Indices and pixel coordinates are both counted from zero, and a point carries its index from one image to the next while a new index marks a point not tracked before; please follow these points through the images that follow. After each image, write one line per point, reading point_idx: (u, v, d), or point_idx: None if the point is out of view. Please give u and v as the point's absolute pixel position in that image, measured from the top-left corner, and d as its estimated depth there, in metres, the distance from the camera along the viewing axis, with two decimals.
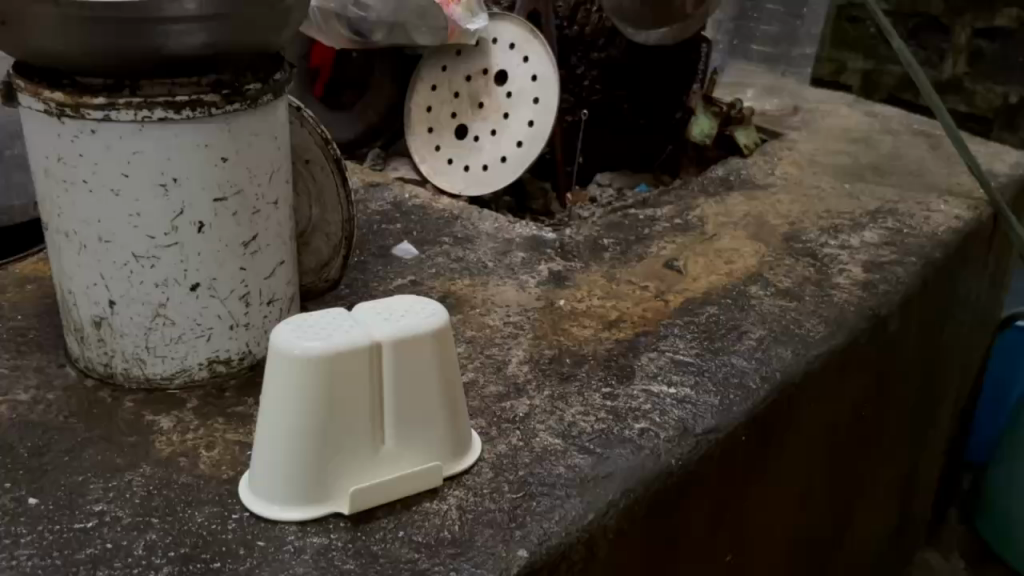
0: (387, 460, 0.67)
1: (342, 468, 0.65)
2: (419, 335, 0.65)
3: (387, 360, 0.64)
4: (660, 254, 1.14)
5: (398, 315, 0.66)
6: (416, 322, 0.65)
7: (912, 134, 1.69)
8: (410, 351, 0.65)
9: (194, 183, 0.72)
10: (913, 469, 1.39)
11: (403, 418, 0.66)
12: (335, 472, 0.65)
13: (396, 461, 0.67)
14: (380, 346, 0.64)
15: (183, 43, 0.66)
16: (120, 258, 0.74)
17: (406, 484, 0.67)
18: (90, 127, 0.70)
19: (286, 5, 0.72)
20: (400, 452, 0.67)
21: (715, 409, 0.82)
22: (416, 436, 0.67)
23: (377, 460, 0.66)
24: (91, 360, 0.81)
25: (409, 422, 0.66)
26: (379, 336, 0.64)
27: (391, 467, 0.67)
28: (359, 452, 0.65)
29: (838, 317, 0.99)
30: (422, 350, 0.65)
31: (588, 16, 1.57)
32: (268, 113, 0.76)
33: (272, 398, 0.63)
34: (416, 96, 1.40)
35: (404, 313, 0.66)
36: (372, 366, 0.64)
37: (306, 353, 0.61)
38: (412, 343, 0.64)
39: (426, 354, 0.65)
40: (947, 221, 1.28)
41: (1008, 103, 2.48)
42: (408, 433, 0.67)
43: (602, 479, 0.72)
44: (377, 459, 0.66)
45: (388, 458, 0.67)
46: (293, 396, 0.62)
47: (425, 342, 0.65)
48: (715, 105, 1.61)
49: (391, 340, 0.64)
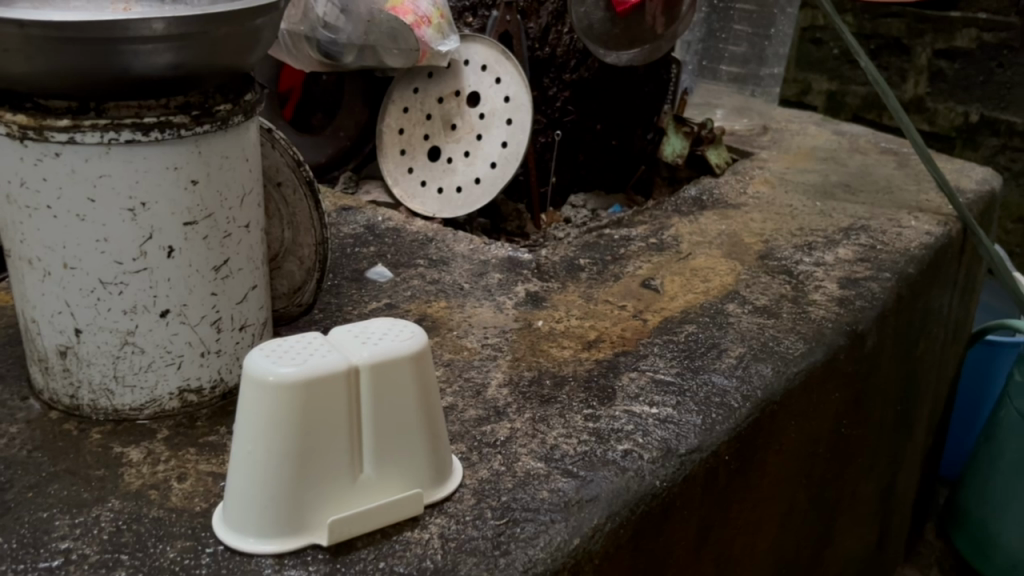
0: (365, 488, 0.65)
1: (320, 498, 0.63)
2: (398, 358, 0.63)
3: (365, 385, 0.62)
4: (636, 273, 1.13)
5: (376, 338, 0.64)
6: (395, 345, 0.63)
7: (880, 153, 1.71)
8: (390, 374, 0.63)
9: (163, 206, 0.70)
10: (892, 483, 1.39)
11: (382, 445, 0.64)
12: (313, 501, 0.63)
13: (376, 488, 0.65)
14: (358, 371, 0.62)
15: (151, 63, 0.64)
16: (86, 285, 0.72)
17: (388, 514, 0.65)
18: (55, 150, 0.68)
19: (256, 25, 0.70)
20: (380, 479, 0.65)
21: (698, 428, 0.81)
22: (395, 463, 0.65)
23: (355, 489, 0.64)
24: (56, 391, 0.78)
25: (388, 449, 0.64)
26: (356, 360, 0.62)
27: (371, 494, 0.65)
28: (336, 481, 0.63)
29: (816, 334, 0.99)
30: (401, 371, 0.63)
31: (559, 38, 1.53)
32: (237, 135, 0.74)
33: (247, 425, 0.61)
34: (389, 118, 1.38)
35: (382, 336, 0.64)
36: (352, 392, 0.62)
37: (285, 377, 0.59)
38: (392, 367, 0.63)
39: (407, 380, 0.64)
40: (918, 237, 1.29)
41: (969, 122, 2.52)
42: (387, 460, 0.65)
43: (586, 502, 0.70)
44: (356, 486, 0.64)
45: (367, 486, 0.65)
46: (270, 425, 0.60)
47: (405, 366, 0.63)
48: (686, 125, 1.57)
49: (370, 363, 0.62)
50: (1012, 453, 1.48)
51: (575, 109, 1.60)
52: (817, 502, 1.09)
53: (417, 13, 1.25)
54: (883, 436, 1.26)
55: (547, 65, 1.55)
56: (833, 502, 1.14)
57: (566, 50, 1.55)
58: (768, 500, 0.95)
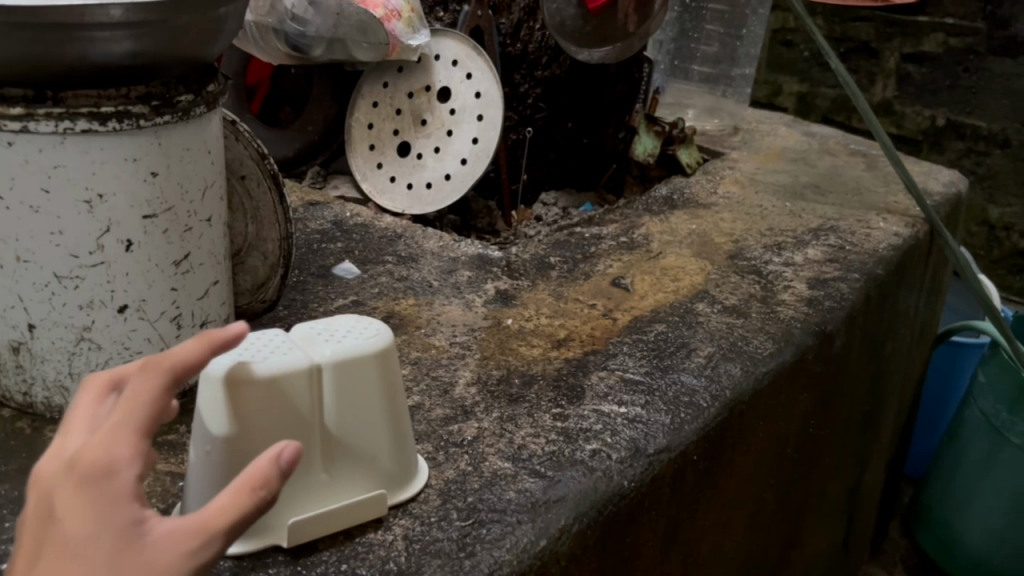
0: (329, 490, 0.63)
1: (283, 498, 0.61)
2: (363, 355, 0.62)
3: (328, 383, 0.61)
4: (606, 272, 1.12)
5: (340, 336, 0.63)
6: (359, 343, 0.62)
7: (849, 155, 1.72)
8: (354, 373, 0.62)
9: (121, 199, 0.68)
10: (859, 482, 1.39)
11: (347, 446, 0.63)
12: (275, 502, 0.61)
13: (340, 490, 0.63)
14: (320, 369, 0.61)
15: (109, 51, 0.62)
16: (40, 279, 0.70)
17: (351, 515, 0.64)
18: (7, 139, 0.65)
19: (219, 13, 0.68)
20: (344, 480, 0.63)
21: (667, 428, 0.80)
22: (360, 464, 0.64)
23: (319, 491, 0.62)
24: (8, 388, 0.76)
25: (352, 450, 0.63)
26: (319, 358, 0.61)
27: (335, 496, 0.63)
28: (299, 482, 0.61)
29: (785, 333, 0.99)
30: (365, 369, 0.62)
31: (531, 34, 1.52)
32: (199, 126, 0.73)
33: (204, 423, 0.59)
34: (357, 112, 1.35)
35: (346, 334, 0.63)
36: (314, 391, 0.61)
37: (245, 373, 0.58)
38: (356, 365, 0.62)
39: (373, 378, 0.63)
40: (887, 238, 1.30)
41: (935, 126, 2.55)
42: (351, 462, 0.63)
43: (554, 503, 0.69)
44: (320, 488, 0.62)
45: (330, 488, 0.63)
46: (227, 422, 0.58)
47: (369, 364, 0.62)
48: (657, 125, 1.56)
49: (333, 361, 0.61)
50: (976, 452, 1.49)
51: (546, 106, 1.59)
52: (785, 501, 1.09)
53: (388, 7, 1.24)
54: (850, 436, 1.27)
55: (519, 61, 1.53)
56: (800, 502, 1.15)
57: (537, 46, 1.54)
58: (736, 500, 0.95)
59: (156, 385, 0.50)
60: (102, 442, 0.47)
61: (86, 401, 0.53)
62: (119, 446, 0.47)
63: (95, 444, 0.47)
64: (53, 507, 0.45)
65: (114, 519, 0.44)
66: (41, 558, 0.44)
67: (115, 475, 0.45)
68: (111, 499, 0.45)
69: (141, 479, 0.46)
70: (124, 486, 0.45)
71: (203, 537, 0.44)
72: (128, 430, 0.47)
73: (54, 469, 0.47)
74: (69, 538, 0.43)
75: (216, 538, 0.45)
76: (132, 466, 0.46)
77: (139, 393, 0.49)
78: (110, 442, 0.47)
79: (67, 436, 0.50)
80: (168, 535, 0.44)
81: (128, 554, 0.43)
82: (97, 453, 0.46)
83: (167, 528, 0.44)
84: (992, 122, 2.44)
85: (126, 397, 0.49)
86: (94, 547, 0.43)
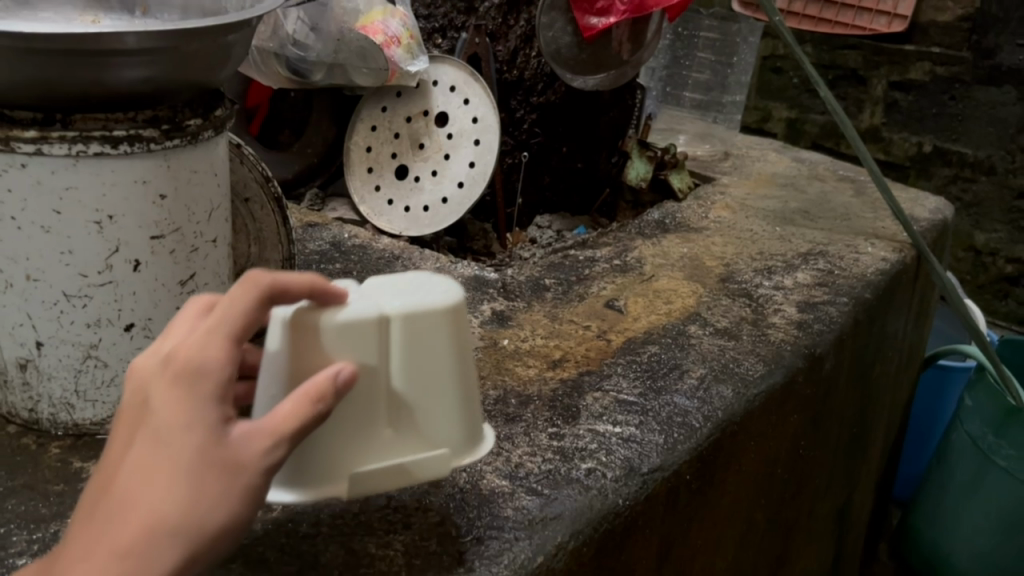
0: (389, 445, 0.63)
1: (345, 449, 0.61)
2: (431, 309, 0.62)
3: (395, 334, 0.61)
4: (600, 293, 1.15)
5: (409, 290, 0.63)
6: (429, 297, 0.62)
7: (837, 181, 1.75)
8: (420, 325, 0.62)
9: (131, 220, 0.70)
10: (848, 502, 1.41)
11: (410, 399, 0.63)
12: (337, 453, 0.61)
13: (400, 447, 0.64)
14: (389, 319, 0.61)
15: (122, 76, 0.64)
16: (49, 297, 0.71)
17: (407, 477, 0.64)
18: (20, 161, 0.67)
19: (228, 41, 0.71)
20: (405, 437, 0.64)
21: (661, 447, 0.82)
22: (422, 421, 0.64)
23: (380, 444, 0.63)
24: (14, 405, 0.78)
25: (415, 405, 0.63)
26: (389, 308, 0.61)
27: (395, 453, 0.64)
28: (361, 434, 0.62)
29: (775, 356, 1.01)
30: (431, 323, 0.62)
31: (527, 61, 1.55)
32: (207, 150, 0.75)
33: (273, 369, 0.59)
34: (356, 137, 1.39)
35: (415, 288, 0.63)
36: (381, 340, 0.61)
37: (311, 318, 0.58)
38: (423, 318, 0.62)
39: (438, 332, 0.63)
40: (875, 262, 1.32)
41: (922, 152, 2.59)
42: (413, 417, 0.63)
43: (551, 520, 0.70)
44: (380, 442, 0.63)
45: (391, 443, 0.63)
46: (295, 367, 0.59)
47: (436, 318, 0.62)
48: (650, 150, 1.60)
49: (402, 312, 0.61)
50: (963, 473, 1.51)
51: (542, 131, 1.62)
52: (775, 521, 1.11)
53: (387, 34, 1.26)
54: (840, 457, 1.29)
55: (516, 87, 1.56)
56: (790, 522, 1.16)
57: (534, 73, 1.57)
58: (727, 520, 0.97)
59: (253, 298, 0.53)
60: (196, 342, 0.50)
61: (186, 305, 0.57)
62: (213, 347, 0.50)
63: (190, 343, 0.51)
64: (150, 397, 0.49)
65: (205, 416, 0.48)
66: (135, 441, 0.48)
67: (207, 374, 0.49)
68: (203, 396, 0.48)
69: (230, 381, 0.50)
70: (213, 385, 0.49)
71: (273, 441, 0.49)
72: (222, 333, 0.51)
73: (150, 364, 0.51)
74: (161, 428, 0.47)
75: (285, 442, 0.49)
76: (223, 369, 0.50)
77: (236, 300, 0.53)
78: (204, 343, 0.50)
79: (165, 334, 0.54)
80: (249, 435, 0.48)
81: (216, 450, 0.47)
82: (191, 352, 0.50)
83: (246, 428, 0.49)
84: (977, 149, 2.49)
85: (223, 302, 0.53)
86: (183, 436, 0.47)
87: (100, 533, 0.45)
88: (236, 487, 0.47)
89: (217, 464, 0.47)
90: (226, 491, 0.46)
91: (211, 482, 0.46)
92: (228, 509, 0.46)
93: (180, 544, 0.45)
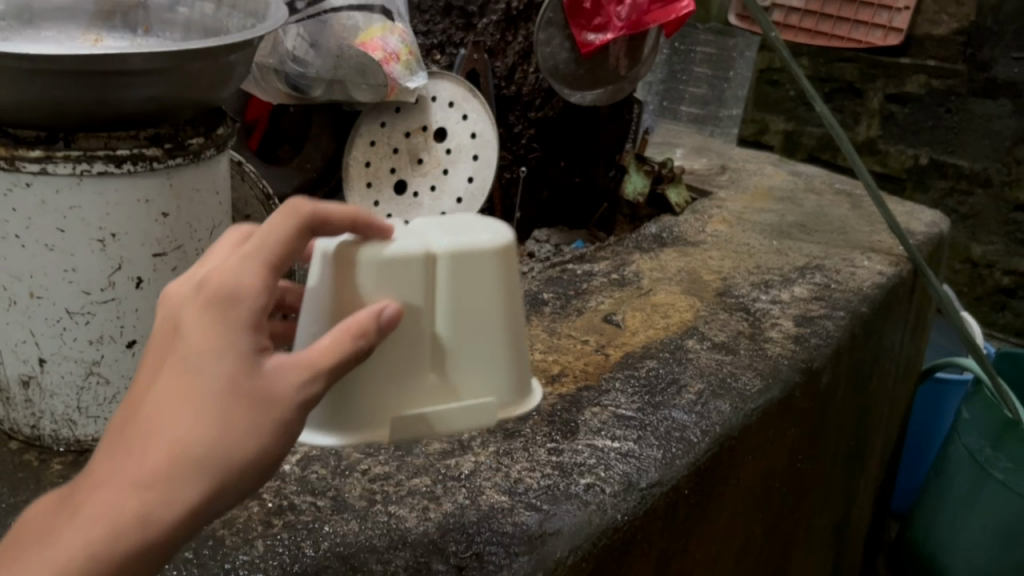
0: (439, 385, 0.66)
1: (396, 389, 0.65)
2: (477, 249, 0.66)
3: (442, 272, 0.65)
4: (599, 308, 1.15)
5: (456, 232, 0.67)
6: (475, 237, 0.66)
7: (834, 194, 1.76)
8: (466, 264, 0.65)
9: (134, 238, 0.71)
10: (846, 515, 1.41)
11: (457, 336, 0.66)
12: (387, 391, 0.64)
13: (449, 387, 0.67)
14: (435, 257, 0.64)
15: (126, 96, 0.65)
16: (52, 315, 0.72)
17: (455, 418, 0.67)
18: (24, 181, 0.68)
19: (229, 61, 0.71)
20: (454, 377, 0.67)
21: (659, 462, 0.82)
22: (470, 360, 0.67)
23: (430, 383, 0.66)
24: (16, 421, 0.78)
25: (462, 343, 0.66)
26: (436, 247, 0.64)
27: (444, 393, 0.66)
28: (410, 371, 0.65)
29: (772, 370, 1.01)
30: (477, 262, 0.66)
31: (525, 78, 1.54)
32: (208, 168, 0.76)
33: (317, 305, 0.63)
34: (356, 152, 1.36)
35: (462, 231, 0.67)
36: (427, 277, 0.64)
37: (354, 252, 0.61)
38: (469, 258, 0.65)
39: (484, 272, 0.66)
40: (871, 276, 1.33)
41: (919, 164, 2.61)
42: (461, 355, 0.66)
43: (550, 536, 0.71)
44: (430, 382, 0.66)
45: (441, 383, 0.66)
46: (337, 302, 0.62)
47: (482, 257, 0.66)
48: (647, 164, 1.62)
49: (448, 250, 0.64)
50: (960, 486, 1.51)
51: (540, 146, 1.62)
52: (773, 535, 1.11)
53: (387, 50, 1.28)
54: (838, 469, 1.29)
55: (513, 103, 1.55)
56: (788, 535, 1.16)
57: (532, 89, 1.56)
58: (725, 534, 0.97)
59: (290, 225, 0.52)
60: (231, 268, 0.50)
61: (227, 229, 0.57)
62: (249, 273, 0.49)
63: (226, 268, 0.50)
64: (182, 322, 0.49)
65: (238, 346, 0.47)
66: (168, 364, 0.48)
67: (243, 301, 0.48)
68: (238, 324, 0.48)
69: (267, 309, 0.49)
70: (249, 314, 0.48)
71: (309, 374, 0.49)
72: (258, 260, 0.50)
73: (183, 291, 0.51)
74: (193, 357, 0.47)
75: (322, 375, 0.49)
76: (258, 297, 0.49)
77: (275, 226, 0.52)
78: (240, 268, 0.50)
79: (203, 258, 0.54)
80: (283, 367, 0.48)
81: (248, 382, 0.47)
82: (226, 277, 0.49)
83: (281, 360, 0.49)
84: (973, 161, 2.50)
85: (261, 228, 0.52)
86: (214, 367, 0.47)
87: (126, 460, 0.45)
88: (268, 418, 0.47)
89: (247, 396, 0.46)
90: (257, 423, 0.46)
91: (242, 414, 0.46)
92: (258, 441, 0.46)
93: (207, 474, 0.45)
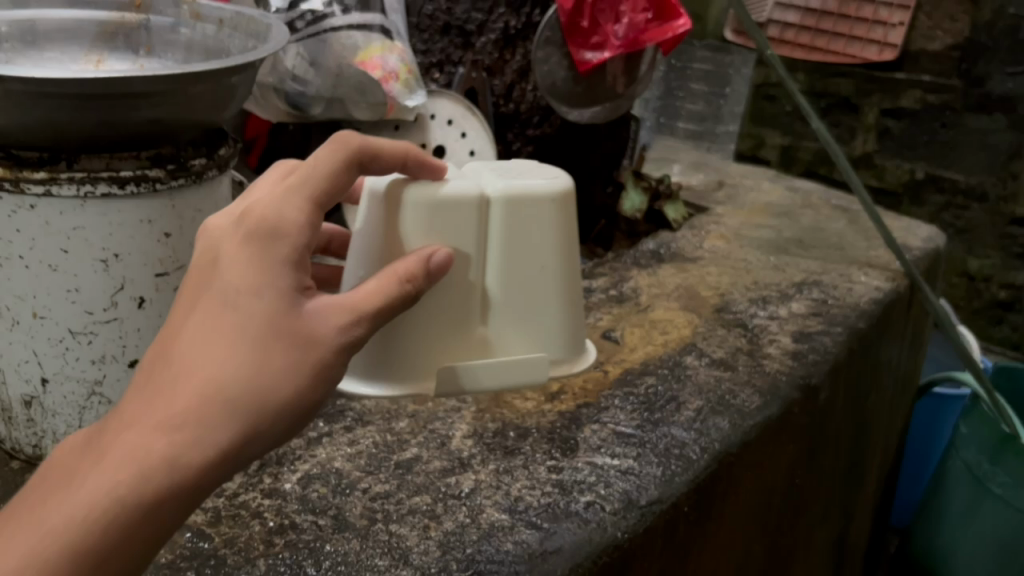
0: (491, 318, 0.82)
1: (448, 330, 0.80)
2: (528, 194, 0.81)
3: (495, 212, 0.80)
4: (597, 325, 1.16)
5: (512, 178, 0.82)
6: (527, 183, 0.81)
7: (831, 210, 1.77)
8: (517, 206, 0.80)
9: (137, 258, 0.72)
10: (845, 530, 1.41)
11: (509, 268, 0.82)
12: (438, 328, 0.80)
13: (500, 320, 0.83)
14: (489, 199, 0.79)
15: (129, 118, 0.66)
16: (55, 335, 0.72)
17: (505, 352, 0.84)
18: (29, 202, 0.68)
19: (231, 83, 0.72)
20: (506, 311, 0.83)
21: (658, 480, 0.83)
22: (520, 295, 0.83)
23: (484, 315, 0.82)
24: (18, 440, 0.79)
25: (512, 275, 0.82)
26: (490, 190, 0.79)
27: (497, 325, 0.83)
28: (465, 304, 0.80)
29: (771, 387, 1.02)
30: (528, 206, 0.81)
31: (523, 95, 1.55)
32: (210, 188, 0.76)
33: (369, 244, 0.77)
34: None
35: (515, 177, 0.81)
36: (483, 214, 0.79)
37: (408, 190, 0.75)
38: (520, 202, 0.80)
39: (534, 215, 0.81)
40: (869, 292, 1.34)
41: (915, 179, 2.62)
42: (513, 289, 0.82)
43: (550, 554, 0.71)
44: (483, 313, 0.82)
45: (495, 314, 0.82)
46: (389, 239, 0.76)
47: (532, 202, 0.81)
48: (644, 181, 1.65)
49: (501, 193, 0.80)
50: (959, 501, 1.52)
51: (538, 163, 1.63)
52: (773, 551, 1.11)
53: (385, 69, 1.28)
54: (836, 484, 1.29)
55: (511, 120, 1.56)
56: (788, 551, 1.16)
57: (529, 107, 1.56)
58: (725, 550, 0.97)
59: (333, 162, 0.62)
60: (275, 203, 0.59)
61: (268, 176, 0.66)
62: (291, 209, 0.59)
63: (269, 205, 0.59)
64: (223, 255, 0.57)
65: (280, 284, 0.56)
66: (210, 302, 0.55)
67: (283, 238, 0.57)
68: (279, 258, 0.57)
69: (306, 245, 0.58)
70: (289, 248, 0.57)
71: (353, 315, 0.59)
72: (301, 197, 0.60)
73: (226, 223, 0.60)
74: (238, 291, 0.55)
75: (366, 313, 0.60)
76: (300, 232, 0.58)
77: (319, 164, 0.62)
78: (284, 205, 0.59)
79: (246, 196, 0.63)
80: (323, 308, 0.57)
81: (286, 320, 0.55)
82: (269, 212, 0.58)
83: (324, 302, 0.58)
84: (969, 175, 2.52)
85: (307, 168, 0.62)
86: (257, 303, 0.55)
87: (169, 389, 0.52)
88: (305, 354, 0.55)
89: (287, 333, 0.55)
90: (295, 360, 0.55)
91: (282, 347, 0.54)
92: (296, 377, 0.54)
93: (246, 408, 0.52)
